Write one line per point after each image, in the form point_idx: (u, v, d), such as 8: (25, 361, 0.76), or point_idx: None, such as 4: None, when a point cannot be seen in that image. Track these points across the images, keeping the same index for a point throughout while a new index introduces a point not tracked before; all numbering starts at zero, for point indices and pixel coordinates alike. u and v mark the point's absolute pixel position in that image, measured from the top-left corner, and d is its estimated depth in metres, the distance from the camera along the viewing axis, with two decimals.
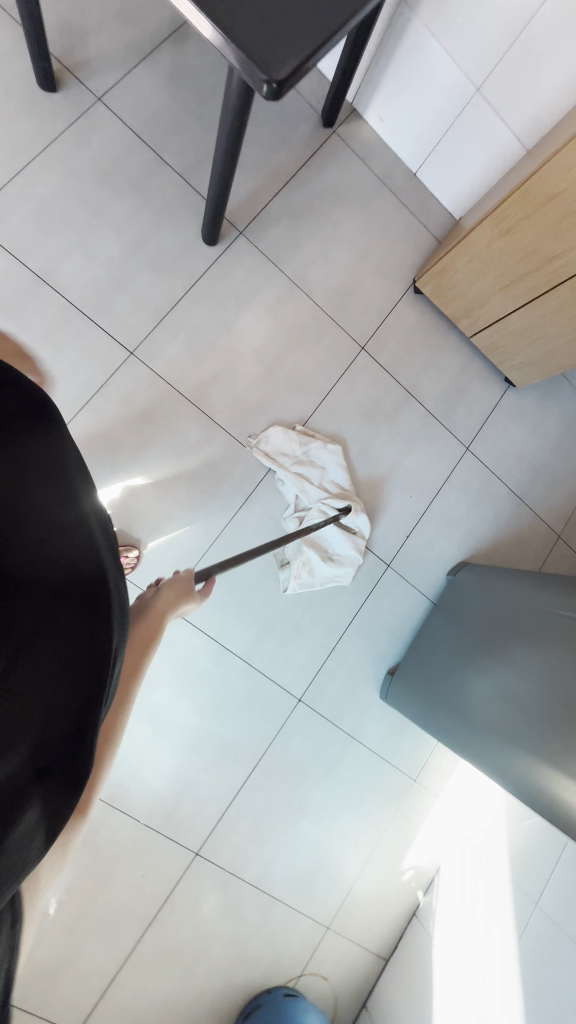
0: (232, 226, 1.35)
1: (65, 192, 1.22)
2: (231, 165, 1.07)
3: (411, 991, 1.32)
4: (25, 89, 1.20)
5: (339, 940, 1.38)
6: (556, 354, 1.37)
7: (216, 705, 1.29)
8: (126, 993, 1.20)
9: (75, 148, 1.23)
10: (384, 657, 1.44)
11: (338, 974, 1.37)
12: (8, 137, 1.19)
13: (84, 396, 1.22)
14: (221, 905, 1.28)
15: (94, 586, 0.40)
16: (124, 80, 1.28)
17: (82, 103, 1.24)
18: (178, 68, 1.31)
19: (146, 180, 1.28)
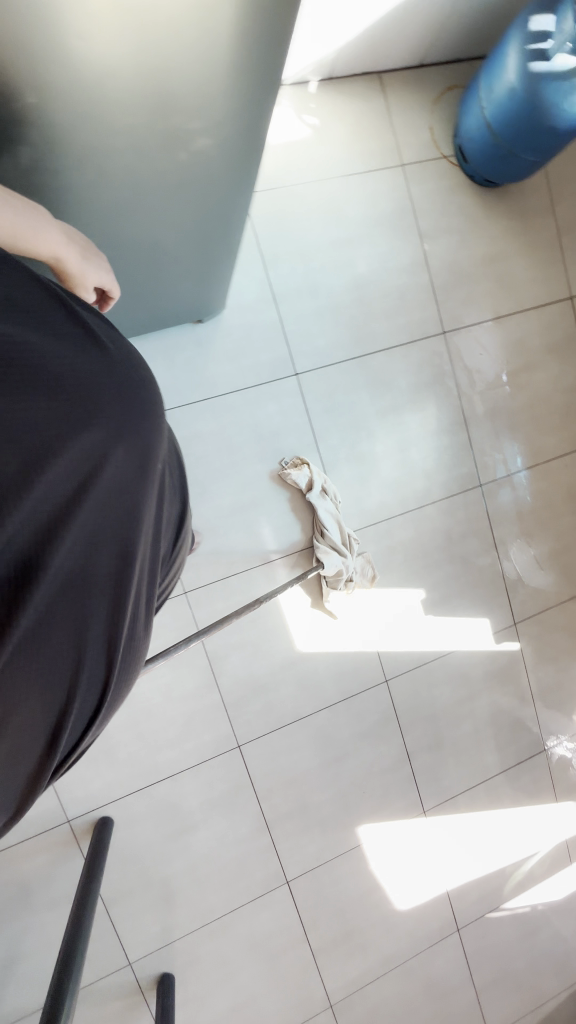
0: (79, 821, 1.26)
1: (211, 884, 1.36)
2: (84, 929, 1.01)
3: (388, 39, 1.20)
4: (195, 967, 1.37)
5: (396, 129, 1.32)
6: (69, 268, 0.63)
7: (365, 426, 1.37)
8: (528, 293, 1.47)
9: (179, 920, 1.35)
10: (188, 335, 1.22)
11: (418, 127, 1.34)
12: (226, 934, 1.39)
13: (302, 728, 1.39)
14: (449, 281, 1.40)
15: (121, 684, 0.52)
16: (100, 973, 1.29)
17: (154, 955, 1.33)
18: (38, 975, 1.25)
19: (136, 878, 1.31)
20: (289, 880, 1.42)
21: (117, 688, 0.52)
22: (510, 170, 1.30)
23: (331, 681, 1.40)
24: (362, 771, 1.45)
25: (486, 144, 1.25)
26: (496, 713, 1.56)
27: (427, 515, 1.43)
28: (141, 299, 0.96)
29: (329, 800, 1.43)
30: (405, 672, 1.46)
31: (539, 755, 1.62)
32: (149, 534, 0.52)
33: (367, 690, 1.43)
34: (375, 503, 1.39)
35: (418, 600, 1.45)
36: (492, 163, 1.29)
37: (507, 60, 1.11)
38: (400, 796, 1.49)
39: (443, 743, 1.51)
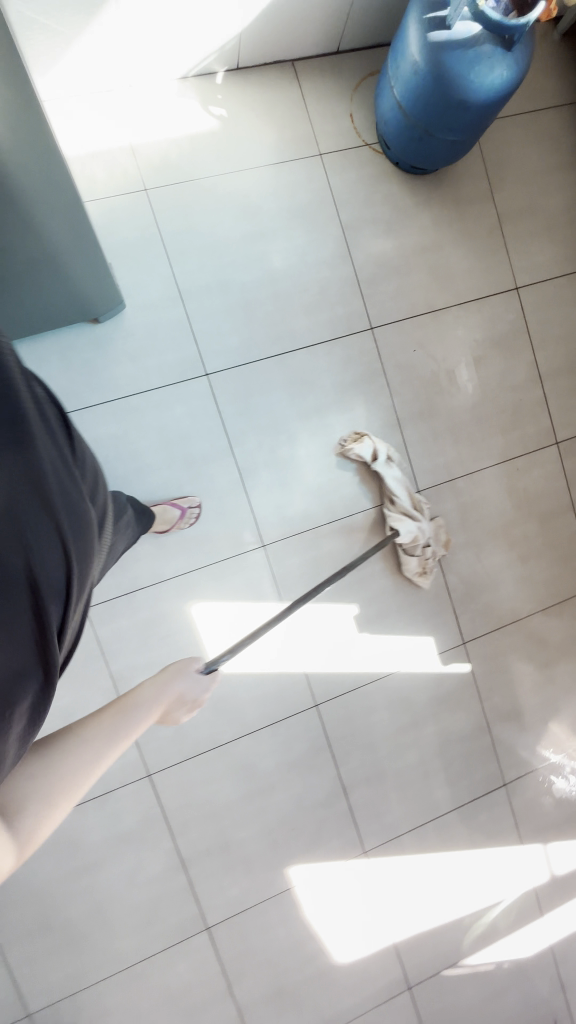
0: None
1: (120, 928, 1.24)
2: None
3: (292, 23, 1.15)
4: None
5: (313, 117, 1.26)
6: None
7: (285, 429, 1.28)
8: (467, 284, 1.37)
9: (85, 968, 1.23)
10: (86, 336, 1.16)
11: (337, 115, 1.27)
12: (138, 986, 1.26)
13: (220, 756, 1.28)
14: (377, 273, 1.31)
15: (80, 567, 0.52)
16: None
17: (55, 1008, 1.22)
18: None
19: (34, 919, 1.20)
20: (209, 926, 1.29)
21: (78, 571, 0.51)
22: (433, 155, 1.21)
23: (252, 704, 1.29)
24: (292, 804, 1.32)
25: (402, 127, 1.17)
26: (446, 743, 1.41)
27: (358, 524, 1.33)
28: None
29: (254, 837, 1.31)
30: (338, 696, 1.33)
31: (499, 791, 1.45)
32: (37, 414, 0.49)
33: (295, 715, 1.31)
34: (299, 511, 1.29)
35: (351, 616, 1.33)
36: (411, 146, 1.21)
37: (409, 32, 1.03)
38: (335, 835, 1.35)
39: (384, 776, 1.37)
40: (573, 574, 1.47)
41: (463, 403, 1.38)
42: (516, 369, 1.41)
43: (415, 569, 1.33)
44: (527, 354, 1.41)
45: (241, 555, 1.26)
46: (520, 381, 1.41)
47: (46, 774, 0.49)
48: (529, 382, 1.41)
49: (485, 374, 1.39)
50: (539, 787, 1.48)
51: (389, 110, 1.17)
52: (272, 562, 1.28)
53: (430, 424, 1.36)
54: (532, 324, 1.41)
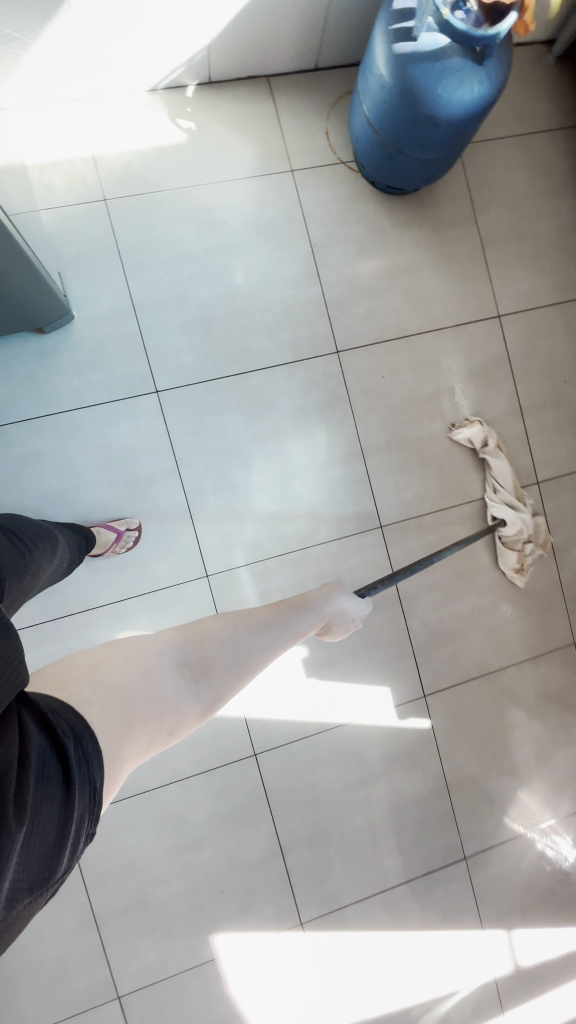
0: None
1: (20, 988, 1.13)
2: None
3: (264, 37, 1.11)
4: None
5: (287, 134, 1.22)
6: None
7: (238, 453, 1.20)
8: (444, 310, 1.29)
9: None
10: (32, 346, 1.11)
11: (313, 132, 1.23)
12: None
13: (145, 803, 1.17)
14: (347, 294, 1.24)
15: None
16: None
17: None
18: None
19: None
20: (121, 994, 1.17)
21: None
22: (407, 175, 1.15)
23: (185, 748, 1.18)
24: (222, 864, 1.20)
25: (373, 145, 1.12)
26: (400, 807, 1.28)
27: (313, 559, 1.23)
28: None
29: (177, 897, 1.19)
30: (280, 746, 1.22)
31: (458, 866, 1.31)
32: None
33: (231, 763, 1.20)
34: (249, 541, 1.21)
35: (299, 658, 1.23)
36: (384, 166, 1.15)
37: (376, 47, 0.98)
38: (269, 902, 1.22)
39: (328, 839, 1.24)
40: (552, 626, 1.35)
41: (435, 435, 1.28)
42: (496, 401, 1.31)
43: (511, 564, 1.29)
44: (507, 386, 1.31)
45: (183, 585, 1.18)
46: (500, 415, 1.31)
47: (219, 645, 0.53)
48: (509, 415, 1.32)
49: (460, 406, 1.30)
50: (504, 864, 1.33)
51: (360, 127, 1.12)
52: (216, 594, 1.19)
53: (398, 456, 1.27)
54: (515, 354, 1.32)
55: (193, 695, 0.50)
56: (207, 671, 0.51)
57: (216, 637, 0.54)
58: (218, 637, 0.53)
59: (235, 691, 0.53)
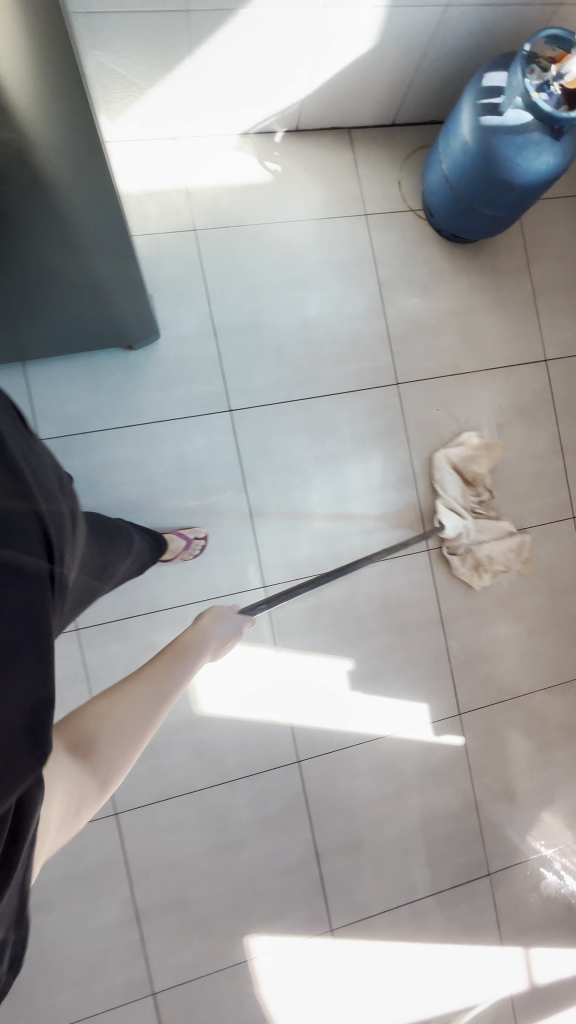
0: None
1: (60, 977, 1.16)
2: None
3: (353, 96, 1.21)
4: None
5: (363, 181, 1.32)
6: None
7: (300, 472, 1.27)
8: (497, 352, 1.38)
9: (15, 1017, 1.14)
10: (119, 360, 1.19)
11: (387, 181, 1.33)
12: None
13: (192, 803, 1.22)
14: (409, 331, 1.33)
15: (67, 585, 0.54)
16: None
17: None
18: None
19: None
20: (154, 990, 1.20)
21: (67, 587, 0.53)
22: (474, 229, 1.25)
23: (233, 752, 1.23)
24: (260, 866, 1.24)
25: (447, 199, 1.21)
26: (430, 820, 1.33)
27: (363, 576, 1.30)
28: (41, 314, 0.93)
29: (215, 897, 1.22)
30: (322, 754, 1.27)
31: (481, 881, 1.36)
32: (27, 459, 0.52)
33: (276, 768, 1.25)
34: (305, 556, 1.27)
35: (345, 671, 1.29)
36: (454, 218, 1.25)
37: (462, 115, 1.08)
38: (301, 906, 1.26)
39: (361, 848, 1.29)
40: None
41: (483, 467, 1.37)
42: (539, 439, 1.40)
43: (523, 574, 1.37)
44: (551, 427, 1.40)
45: (241, 594, 1.24)
46: (542, 452, 1.40)
47: (100, 719, 0.48)
48: (551, 453, 1.40)
49: (507, 442, 1.38)
50: (525, 882, 1.38)
51: (436, 183, 1.22)
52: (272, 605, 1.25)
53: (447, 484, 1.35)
54: (559, 397, 1.41)
55: (88, 779, 0.45)
56: (97, 738, 0.47)
57: (96, 715, 0.48)
58: (106, 717, 0.48)
59: (126, 771, 0.48)
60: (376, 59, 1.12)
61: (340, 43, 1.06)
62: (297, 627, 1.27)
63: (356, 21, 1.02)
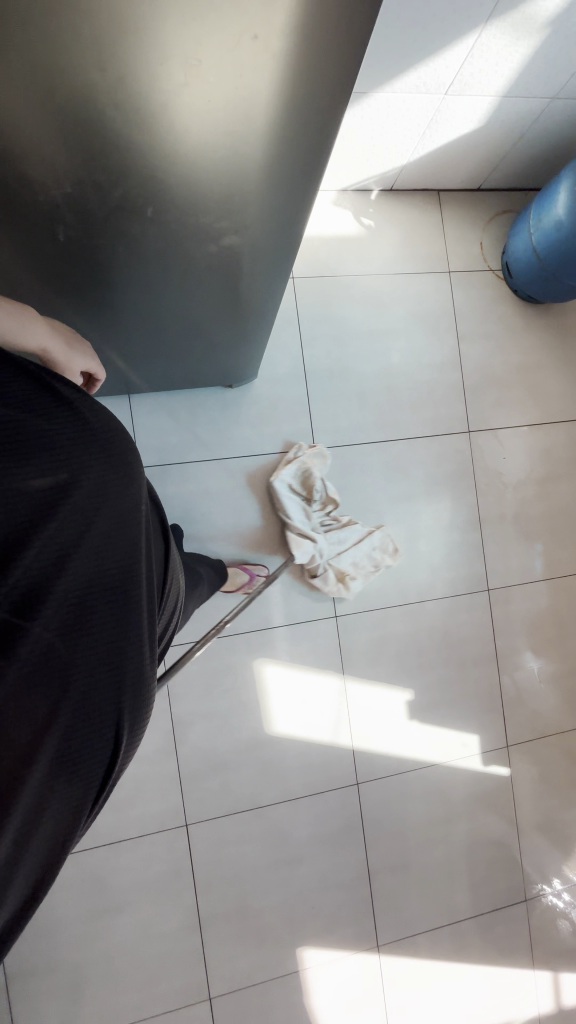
0: None
1: (124, 980, 1.22)
2: None
3: (449, 164, 1.30)
4: None
5: (448, 240, 1.40)
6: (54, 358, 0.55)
7: (374, 510, 1.35)
8: (561, 406, 1.47)
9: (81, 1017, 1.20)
10: (216, 397, 1.26)
11: (469, 241, 1.41)
12: None
13: (256, 819, 1.28)
14: (482, 382, 1.42)
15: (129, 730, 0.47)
16: None
17: None
18: None
19: (45, 953, 1.19)
20: (211, 996, 1.25)
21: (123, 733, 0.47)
22: (552, 294, 1.34)
23: (298, 772, 1.30)
24: (316, 882, 1.31)
25: (532, 266, 1.30)
26: (475, 846, 1.40)
27: (427, 611, 1.37)
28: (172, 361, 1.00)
29: (273, 909, 1.29)
30: (379, 778, 1.34)
31: (518, 906, 1.43)
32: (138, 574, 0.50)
33: (336, 789, 1.32)
34: (375, 589, 1.35)
35: (405, 700, 1.36)
36: (534, 283, 1.34)
37: (557, 197, 1.16)
38: (351, 923, 1.32)
39: (410, 869, 1.36)
40: None
41: (541, 513, 1.45)
42: None
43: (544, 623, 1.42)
44: None
45: (314, 622, 1.31)
46: None
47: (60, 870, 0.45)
48: None
49: (565, 491, 1.47)
50: (558, 909, 1.45)
51: (521, 250, 1.31)
52: (342, 633, 1.33)
53: (508, 528, 1.43)
54: None
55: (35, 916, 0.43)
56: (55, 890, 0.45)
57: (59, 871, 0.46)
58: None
59: None
60: (478, 136, 1.21)
61: (450, 123, 1.15)
62: (363, 656, 1.34)
63: (470, 107, 1.10)
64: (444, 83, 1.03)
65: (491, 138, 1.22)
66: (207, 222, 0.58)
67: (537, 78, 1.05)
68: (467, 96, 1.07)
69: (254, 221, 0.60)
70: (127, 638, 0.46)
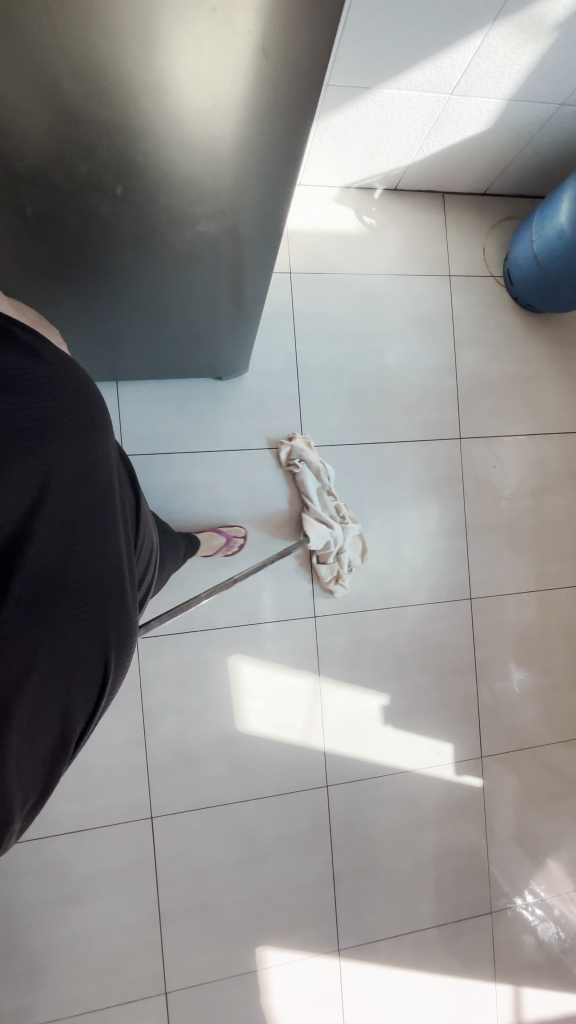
0: None
1: (80, 969, 1.21)
2: None
3: (454, 167, 1.28)
4: None
5: (450, 244, 1.39)
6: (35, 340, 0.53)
7: (360, 512, 1.34)
8: (556, 418, 1.45)
9: (34, 1003, 1.19)
10: (206, 388, 1.25)
11: (472, 246, 1.40)
12: None
13: (223, 816, 1.27)
14: (477, 389, 1.40)
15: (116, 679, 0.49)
16: None
17: None
18: None
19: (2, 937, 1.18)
20: (168, 990, 1.25)
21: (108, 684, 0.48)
22: (552, 304, 1.33)
23: (268, 771, 1.29)
24: (280, 883, 1.30)
25: (532, 274, 1.29)
26: (443, 856, 1.39)
27: (408, 617, 1.36)
28: (159, 350, 0.99)
29: (235, 907, 1.28)
30: (350, 782, 1.33)
31: (483, 918, 1.42)
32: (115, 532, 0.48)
33: (305, 790, 1.31)
34: (356, 592, 1.34)
35: (380, 705, 1.35)
36: (534, 292, 1.32)
37: (560, 205, 1.15)
38: (313, 925, 1.31)
39: (375, 874, 1.35)
40: None
41: (530, 525, 1.44)
42: None
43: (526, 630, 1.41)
44: None
45: (293, 621, 1.30)
46: None
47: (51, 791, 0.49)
48: None
49: (555, 504, 1.45)
50: (523, 923, 1.44)
51: (523, 257, 1.29)
52: (320, 634, 1.32)
53: (495, 538, 1.41)
54: None
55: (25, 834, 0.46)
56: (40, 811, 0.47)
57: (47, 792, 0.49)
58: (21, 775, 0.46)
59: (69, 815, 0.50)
60: (484, 139, 1.19)
61: (456, 125, 1.13)
62: (340, 658, 1.33)
63: (477, 109, 1.09)
64: (450, 83, 1.02)
65: (497, 142, 1.20)
66: (186, 208, 0.58)
67: (546, 83, 1.03)
68: (473, 97, 1.06)
69: (232, 212, 0.60)
70: (105, 602, 0.46)
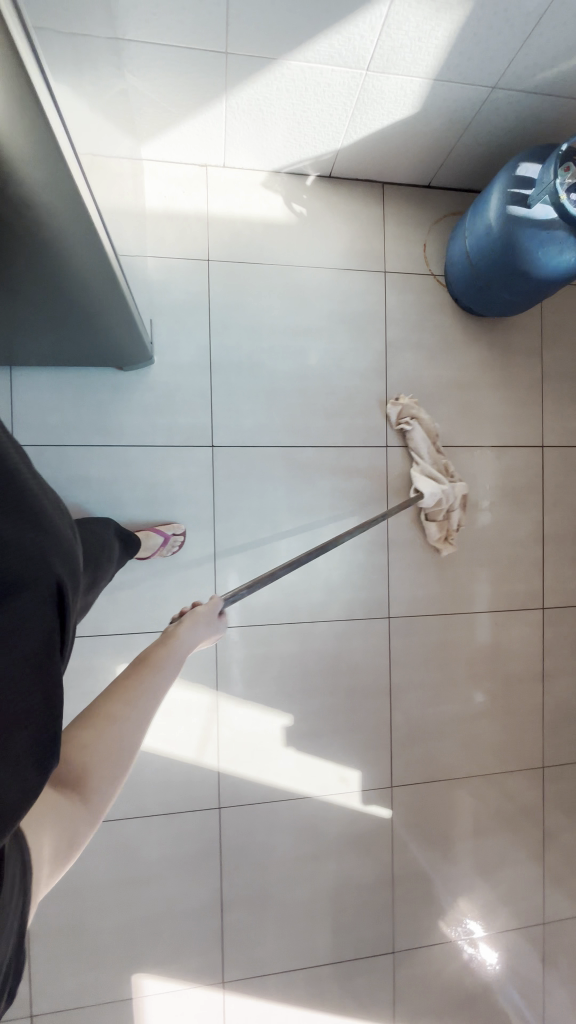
0: None
1: None
2: None
3: (390, 154, 1.19)
4: None
5: (388, 238, 1.30)
6: None
7: (272, 519, 1.26)
8: (494, 430, 1.36)
9: None
10: (108, 378, 1.17)
11: (412, 241, 1.31)
12: None
13: (104, 833, 1.20)
14: (409, 394, 1.31)
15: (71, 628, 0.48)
16: None
17: None
18: None
19: None
20: (34, 1014, 1.18)
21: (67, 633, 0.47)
22: (490, 306, 1.23)
23: (155, 788, 1.22)
24: (163, 907, 1.23)
25: (467, 274, 1.19)
26: (344, 888, 1.31)
27: (319, 633, 1.28)
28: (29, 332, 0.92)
29: (113, 929, 1.21)
30: (244, 805, 1.25)
31: (385, 957, 1.33)
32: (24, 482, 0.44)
33: (195, 811, 1.23)
34: (263, 604, 1.26)
35: (283, 725, 1.27)
36: (470, 293, 1.23)
37: (491, 198, 1.06)
38: (197, 953, 1.24)
39: (268, 904, 1.27)
40: (525, 746, 1.40)
41: (460, 543, 1.35)
42: (522, 524, 1.38)
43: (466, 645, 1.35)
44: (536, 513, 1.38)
45: None
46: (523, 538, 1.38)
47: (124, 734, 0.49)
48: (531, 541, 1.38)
49: (488, 521, 1.36)
50: (429, 965, 1.36)
51: (458, 254, 1.20)
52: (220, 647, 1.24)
53: (420, 554, 1.33)
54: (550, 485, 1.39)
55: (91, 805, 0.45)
56: (89, 770, 0.46)
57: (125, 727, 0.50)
58: (127, 720, 0.50)
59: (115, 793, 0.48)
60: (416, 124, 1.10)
61: (380, 108, 1.05)
62: (242, 674, 1.25)
63: (399, 89, 1.00)
64: (362, 58, 0.93)
65: (431, 128, 1.11)
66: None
67: (472, 62, 0.95)
68: (392, 76, 0.97)
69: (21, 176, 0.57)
70: (45, 550, 0.43)
